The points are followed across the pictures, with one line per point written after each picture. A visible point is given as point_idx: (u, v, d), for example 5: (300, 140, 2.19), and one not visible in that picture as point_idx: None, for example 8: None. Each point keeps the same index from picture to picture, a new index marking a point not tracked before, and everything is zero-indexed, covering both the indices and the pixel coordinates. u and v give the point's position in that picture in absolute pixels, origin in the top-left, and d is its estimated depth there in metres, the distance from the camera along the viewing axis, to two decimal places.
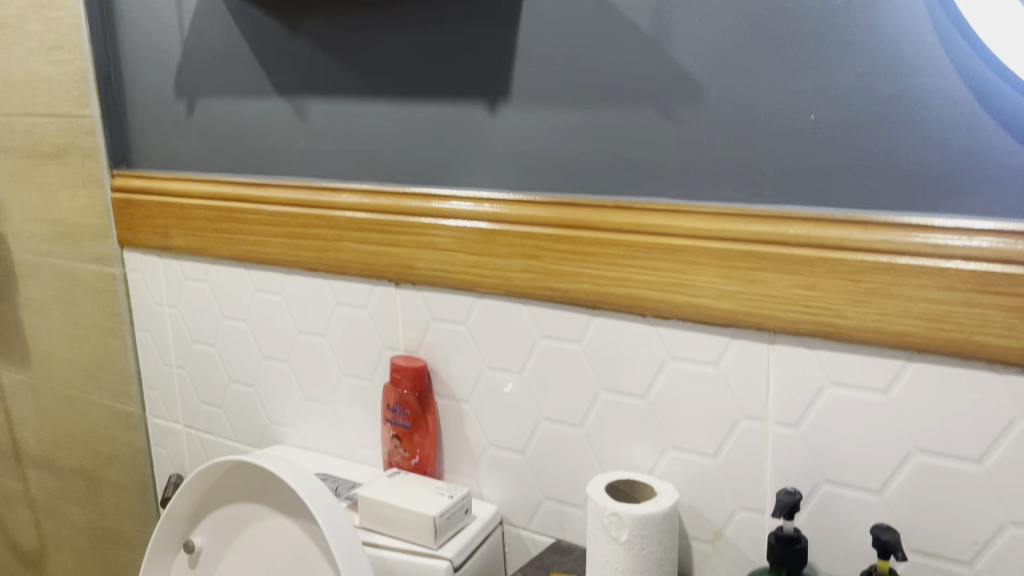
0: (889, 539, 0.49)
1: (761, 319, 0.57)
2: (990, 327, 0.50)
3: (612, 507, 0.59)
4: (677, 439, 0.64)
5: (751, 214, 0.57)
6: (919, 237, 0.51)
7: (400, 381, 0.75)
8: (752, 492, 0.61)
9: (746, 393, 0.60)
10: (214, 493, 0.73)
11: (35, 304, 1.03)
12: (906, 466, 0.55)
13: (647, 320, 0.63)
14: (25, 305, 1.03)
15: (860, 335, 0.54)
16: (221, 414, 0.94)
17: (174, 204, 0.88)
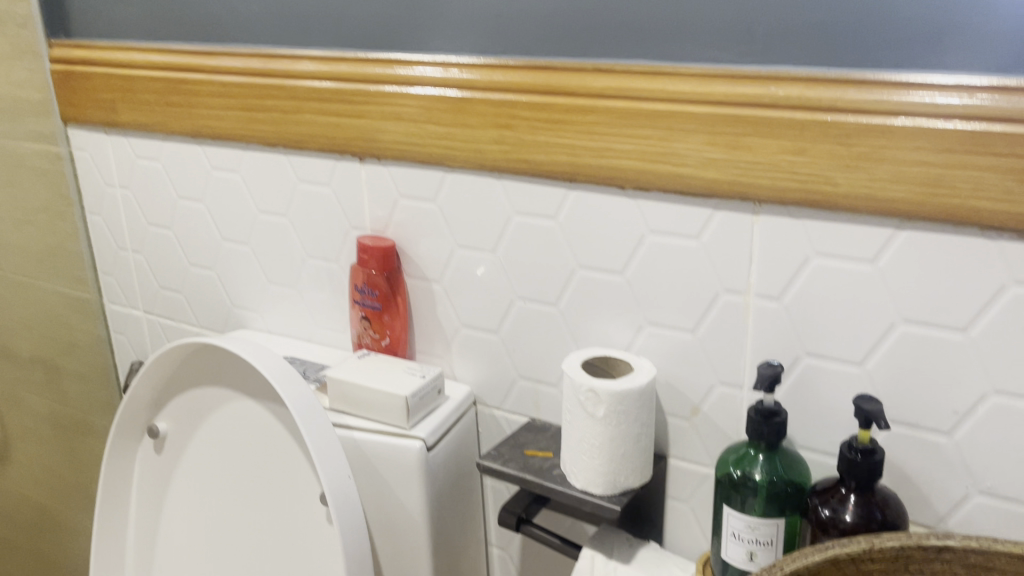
0: (872, 410, 0.48)
1: (745, 187, 0.55)
2: (986, 191, 0.47)
3: (588, 383, 0.58)
4: (656, 316, 0.62)
5: (739, 75, 0.53)
6: (917, 96, 0.48)
7: (367, 261, 0.72)
8: (731, 367, 0.60)
9: (728, 266, 0.58)
10: (178, 377, 0.70)
11: None
12: (890, 336, 0.53)
13: (626, 192, 0.60)
14: None
15: (849, 203, 0.52)
16: (183, 300, 0.90)
17: (119, 76, 0.82)
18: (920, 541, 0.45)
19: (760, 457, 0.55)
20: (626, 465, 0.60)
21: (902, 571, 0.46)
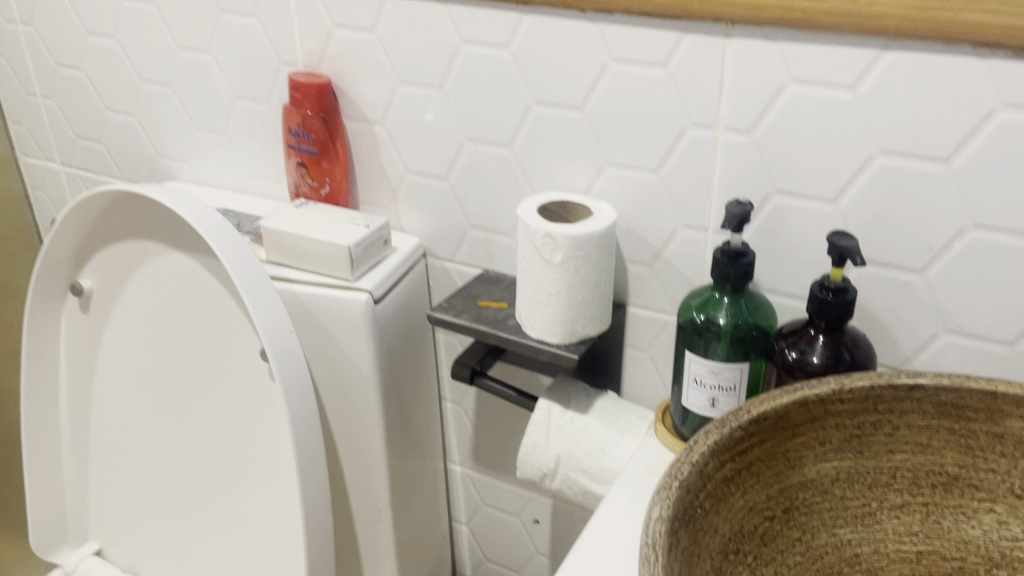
0: (848, 247, 0.45)
1: (718, 6, 0.49)
2: (984, 3, 0.42)
3: (544, 227, 0.54)
4: (617, 155, 0.58)
5: None
6: None
7: (302, 101, 0.65)
8: (696, 208, 0.56)
9: (697, 97, 0.53)
10: (100, 229, 0.64)
11: None
12: (867, 170, 0.50)
13: (586, 16, 0.54)
14: None
15: (831, 22, 0.46)
16: (103, 150, 0.83)
17: None
18: (891, 381, 0.43)
19: (725, 301, 0.52)
20: (585, 314, 0.57)
21: (871, 412, 0.43)
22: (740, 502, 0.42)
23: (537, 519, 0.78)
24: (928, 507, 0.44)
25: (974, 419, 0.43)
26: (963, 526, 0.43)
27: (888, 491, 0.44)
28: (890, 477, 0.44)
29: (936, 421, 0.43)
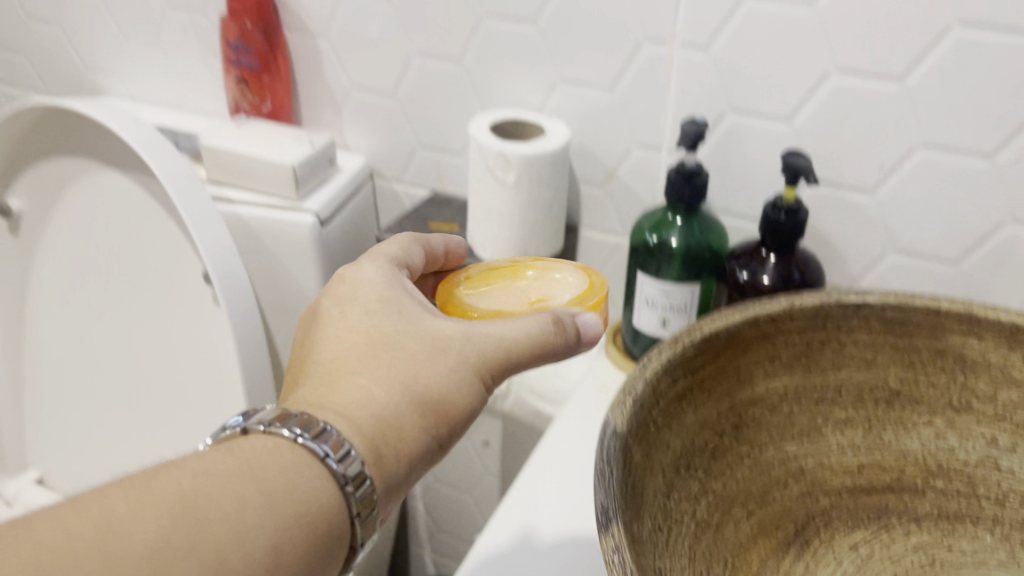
0: (802, 166, 0.45)
1: None
2: None
3: (497, 147, 0.53)
4: (572, 71, 0.57)
5: None
6: None
7: (238, 13, 0.62)
8: (650, 126, 0.56)
9: (653, 11, 0.52)
10: (32, 146, 0.63)
11: None
12: (821, 88, 0.49)
13: None
14: None
15: None
16: (24, 62, 0.80)
17: None
18: (839, 298, 0.44)
19: (678, 222, 0.52)
20: (537, 233, 0.56)
21: (819, 329, 0.44)
22: (692, 421, 0.42)
23: (487, 442, 0.79)
24: (869, 422, 0.45)
25: (917, 334, 0.44)
26: (903, 440, 0.44)
27: (833, 406, 0.45)
28: (834, 394, 0.45)
29: (881, 338, 0.44)
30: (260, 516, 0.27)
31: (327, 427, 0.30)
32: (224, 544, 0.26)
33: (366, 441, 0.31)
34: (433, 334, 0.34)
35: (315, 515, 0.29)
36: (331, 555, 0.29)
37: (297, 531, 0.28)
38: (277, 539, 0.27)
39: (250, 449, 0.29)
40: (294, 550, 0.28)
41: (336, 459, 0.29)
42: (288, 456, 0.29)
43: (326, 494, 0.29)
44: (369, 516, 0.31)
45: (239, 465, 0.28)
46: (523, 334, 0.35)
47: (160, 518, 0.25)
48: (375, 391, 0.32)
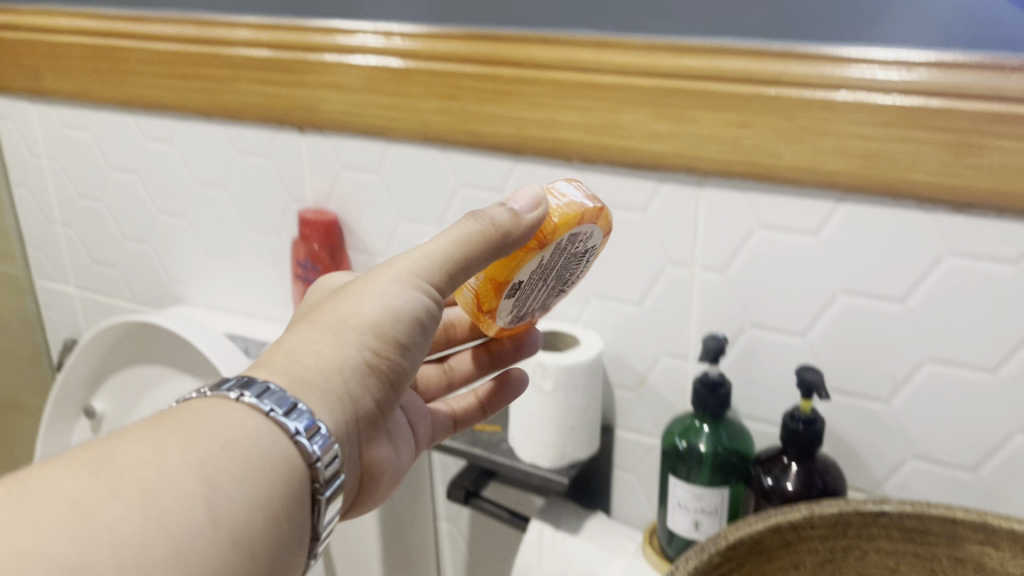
0: (813, 379, 0.49)
1: (690, 160, 0.56)
2: (924, 165, 0.48)
3: (536, 358, 0.58)
4: (604, 288, 0.63)
5: (684, 48, 0.54)
6: (856, 70, 0.49)
7: (309, 236, 0.71)
8: (677, 337, 0.61)
9: (674, 238, 0.59)
10: (118, 353, 0.70)
11: None
12: (831, 308, 0.54)
13: (574, 166, 0.61)
14: None
15: (792, 175, 0.52)
16: (116, 274, 0.89)
17: (43, 41, 0.80)
18: (858, 507, 0.46)
19: (705, 429, 0.56)
20: (575, 436, 0.61)
21: (840, 537, 0.46)
22: None
23: None
24: None
25: (936, 543, 0.45)
26: None
27: None
28: None
29: (902, 546, 0.46)
30: (191, 462, 0.31)
31: (266, 383, 0.34)
32: (162, 493, 0.29)
33: (294, 383, 0.35)
34: (364, 278, 0.39)
35: (252, 452, 0.33)
36: (289, 482, 0.34)
37: (233, 463, 0.32)
38: (211, 475, 0.31)
39: (178, 414, 0.33)
40: (234, 480, 0.31)
41: (282, 414, 0.34)
42: (217, 411, 0.33)
43: (250, 423, 0.33)
44: (332, 461, 0.35)
45: (166, 428, 0.32)
46: (445, 235, 0.38)
47: (91, 488, 0.29)
48: (306, 337, 0.37)
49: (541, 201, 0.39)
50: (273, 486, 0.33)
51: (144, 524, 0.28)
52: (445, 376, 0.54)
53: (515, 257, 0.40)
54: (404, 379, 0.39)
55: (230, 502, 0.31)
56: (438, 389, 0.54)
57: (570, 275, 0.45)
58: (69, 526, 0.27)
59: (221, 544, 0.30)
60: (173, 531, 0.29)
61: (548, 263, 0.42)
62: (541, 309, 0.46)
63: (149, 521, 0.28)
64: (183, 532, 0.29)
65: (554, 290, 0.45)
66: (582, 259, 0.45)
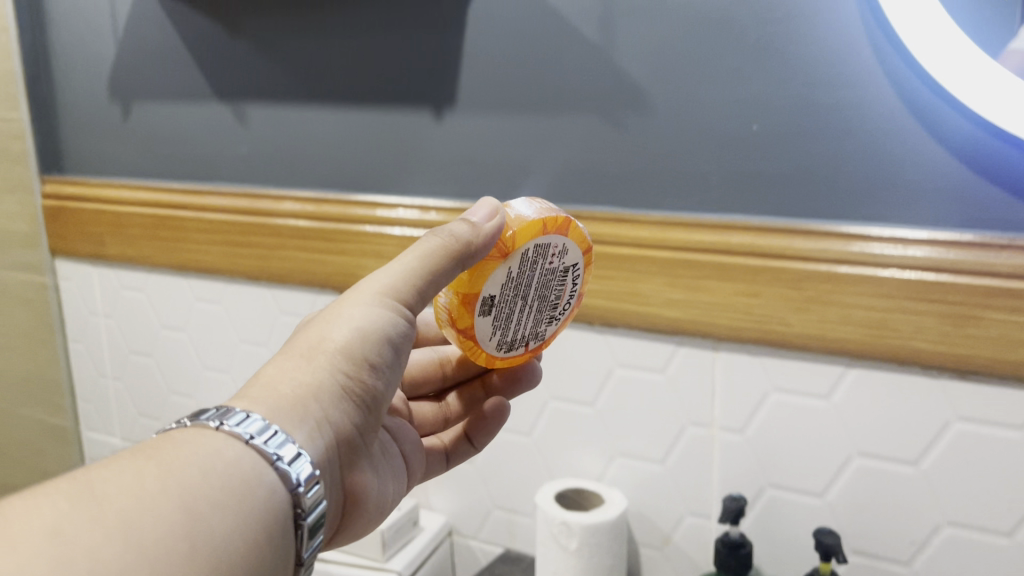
0: (832, 543, 0.51)
1: (706, 326, 0.59)
2: (925, 334, 0.52)
3: (561, 515, 0.60)
4: (627, 447, 0.65)
5: (696, 224, 0.59)
6: (857, 247, 0.53)
7: None
8: (700, 496, 0.63)
9: (692, 399, 0.62)
10: None
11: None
12: (846, 469, 0.57)
13: (595, 328, 0.64)
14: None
15: (803, 342, 0.56)
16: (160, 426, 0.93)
17: (109, 211, 0.87)
18: None
19: None
20: None
21: None
22: None
23: None
24: None
25: None
26: None
27: None
28: None
29: None
30: (170, 489, 0.29)
31: (241, 413, 0.33)
32: (142, 520, 0.28)
33: (271, 410, 0.34)
34: (331, 308, 0.39)
35: (232, 478, 0.31)
36: (271, 511, 0.32)
37: (213, 490, 0.30)
38: (191, 503, 0.29)
39: (158, 444, 0.32)
40: (215, 509, 0.30)
41: (261, 441, 0.33)
42: (196, 440, 0.32)
43: (233, 451, 0.32)
44: (314, 487, 0.34)
45: (144, 458, 0.30)
46: (411, 253, 0.38)
47: (70, 514, 0.27)
48: (276, 369, 0.36)
49: (497, 211, 0.41)
50: (252, 513, 0.31)
51: (127, 551, 0.27)
52: (440, 411, 0.55)
53: (479, 266, 0.41)
54: (380, 402, 0.39)
55: (210, 532, 0.29)
56: (433, 425, 0.55)
57: (554, 297, 0.45)
58: (49, 553, 0.25)
59: (202, 574, 0.28)
60: (156, 559, 0.27)
61: (517, 275, 0.42)
62: (535, 338, 0.46)
63: (131, 548, 0.27)
64: (165, 560, 0.27)
65: (543, 316, 0.45)
66: (560, 276, 0.45)
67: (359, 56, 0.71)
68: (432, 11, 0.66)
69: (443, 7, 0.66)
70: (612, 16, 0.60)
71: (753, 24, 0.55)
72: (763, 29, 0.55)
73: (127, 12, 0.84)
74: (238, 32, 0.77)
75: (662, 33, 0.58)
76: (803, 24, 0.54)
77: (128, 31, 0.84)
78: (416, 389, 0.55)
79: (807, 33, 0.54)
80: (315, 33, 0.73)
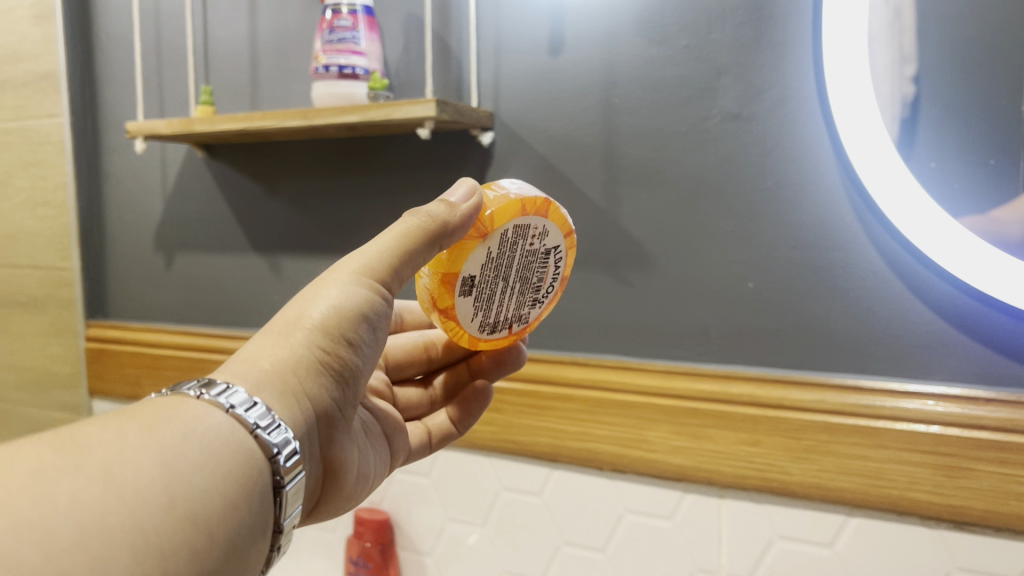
0: None
1: (710, 473, 0.61)
2: (920, 484, 0.54)
3: None
4: None
5: (698, 373, 0.62)
6: (853, 399, 0.56)
7: (363, 533, 0.74)
8: None
9: (701, 548, 0.63)
10: None
11: None
12: None
13: (604, 473, 0.67)
14: None
15: (804, 490, 0.58)
16: None
17: (145, 353, 0.92)
18: None
19: None
20: None
21: None
22: None
23: None
24: None
25: None
26: None
27: None
28: None
29: None
30: (151, 444, 0.31)
31: (223, 384, 0.35)
32: (122, 470, 0.29)
33: (251, 384, 0.35)
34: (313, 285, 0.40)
35: (213, 441, 0.33)
36: (250, 476, 0.33)
37: (193, 451, 0.32)
38: (171, 458, 0.31)
39: (141, 408, 0.33)
40: (194, 466, 0.31)
41: (242, 409, 0.34)
42: (180, 406, 0.33)
43: (217, 420, 0.33)
44: (293, 457, 0.35)
45: (126, 417, 0.32)
46: (389, 231, 0.40)
47: (53, 462, 0.28)
48: (256, 347, 0.37)
49: (475, 191, 0.42)
50: (230, 473, 0.33)
51: (107, 496, 0.28)
52: (426, 395, 0.56)
53: (459, 249, 0.43)
54: (358, 378, 0.40)
55: (190, 486, 0.31)
56: (419, 408, 0.56)
57: (536, 278, 0.48)
58: (32, 492, 0.27)
59: (180, 522, 0.30)
60: (134, 503, 0.28)
61: (497, 258, 0.45)
62: (519, 320, 0.49)
63: (110, 492, 0.28)
64: (143, 505, 0.29)
65: (526, 298, 0.48)
66: (538, 259, 0.47)
67: (385, 214, 0.77)
68: (452, 175, 0.73)
69: (462, 170, 0.72)
70: (617, 184, 0.65)
71: (745, 192, 0.60)
72: (754, 196, 0.60)
73: (175, 171, 0.91)
74: (276, 192, 0.84)
75: (663, 199, 0.63)
76: (791, 193, 0.59)
77: (176, 188, 0.91)
78: (403, 372, 0.56)
79: (795, 201, 0.59)
80: (346, 192, 0.79)
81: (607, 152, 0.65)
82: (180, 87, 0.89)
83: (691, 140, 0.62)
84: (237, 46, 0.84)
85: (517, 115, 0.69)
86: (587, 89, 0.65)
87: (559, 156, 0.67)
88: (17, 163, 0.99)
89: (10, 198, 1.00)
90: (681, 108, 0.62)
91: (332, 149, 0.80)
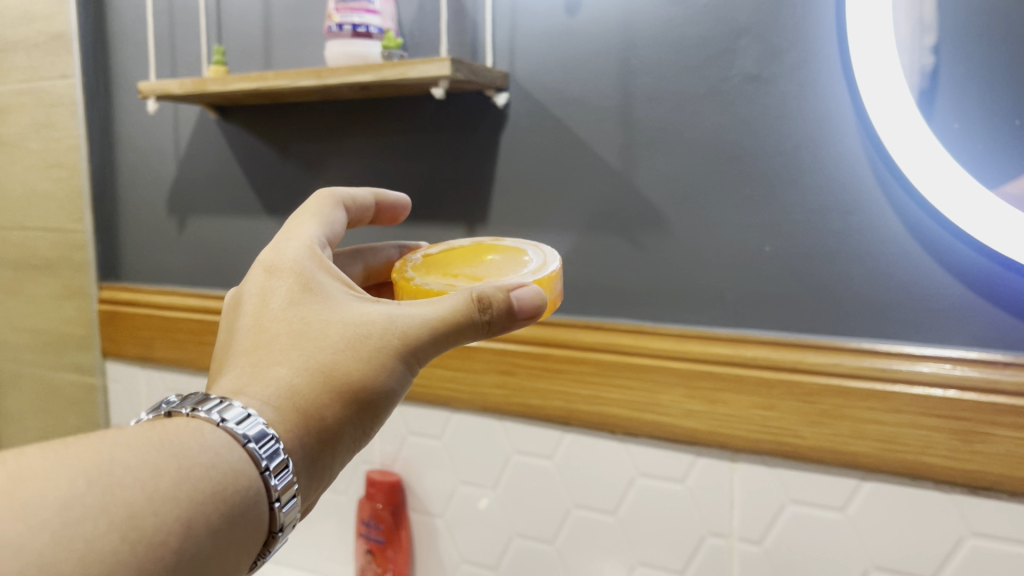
0: None
1: (723, 438, 0.61)
2: (935, 449, 0.54)
3: None
4: (647, 556, 0.66)
5: (713, 337, 0.62)
6: (869, 362, 0.56)
7: (374, 495, 0.75)
8: None
9: (712, 512, 0.63)
10: None
11: (33, 411, 1.08)
12: None
13: (616, 437, 0.67)
14: (23, 415, 1.09)
15: (817, 455, 0.58)
16: None
17: (158, 315, 0.92)
18: None
19: None
20: None
21: None
22: None
23: None
24: None
25: None
26: None
27: None
28: None
29: None
30: (178, 495, 0.31)
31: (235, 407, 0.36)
32: (143, 519, 0.30)
33: (283, 431, 0.36)
34: (352, 323, 0.40)
35: (234, 502, 0.34)
36: (249, 536, 0.34)
37: (213, 511, 0.32)
38: (192, 513, 0.31)
39: (183, 437, 0.34)
40: (209, 526, 0.32)
41: (234, 423, 0.35)
42: (216, 451, 0.34)
43: (243, 478, 0.34)
44: (284, 474, 0.36)
45: (165, 453, 0.32)
46: (445, 310, 0.40)
47: (83, 494, 0.29)
48: (299, 384, 0.38)
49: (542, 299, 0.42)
50: (232, 539, 0.33)
51: (121, 547, 0.28)
52: None
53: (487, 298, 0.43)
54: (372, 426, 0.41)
55: (199, 550, 0.31)
56: None
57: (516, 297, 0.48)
58: (52, 529, 0.27)
59: None
60: (143, 560, 0.29)
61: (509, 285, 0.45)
62: None
63: (125, 544, 0.29)
64: (150, 565, 0.29)
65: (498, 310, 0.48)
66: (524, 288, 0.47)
67: (399, 176, 0.77)
68: (466, 137, 0.72)
69: (477, 132, 0.71)
70: (633, 146, 0.64)
71: (765, 155, 0.59)
72: (773, 159, 0.59)
73: (188, 132, 0.91)
74: (289, 153, 0.84)
75: (682, 160, 0.63)
76: (812, 154, 0.58)
77: (189, 150, 0.91)
78: None
79: (812, 163, 0.58)
80: (360, 155, 0.79)
81: (624, 114, 0.64)
82: (193, 47, 0.88)
83: (710, 101, 0.61)
84: (251, 5, 0.83)
85: (532, 77, 0.68)
86: (604, 51, 0.64)
87: (574, 117, 0.66)
88: (29, 126, 0.99)
89: (23, 159, 1.00)
90: (700, 69, 0.61)
91: (345, 111, 0.79)
